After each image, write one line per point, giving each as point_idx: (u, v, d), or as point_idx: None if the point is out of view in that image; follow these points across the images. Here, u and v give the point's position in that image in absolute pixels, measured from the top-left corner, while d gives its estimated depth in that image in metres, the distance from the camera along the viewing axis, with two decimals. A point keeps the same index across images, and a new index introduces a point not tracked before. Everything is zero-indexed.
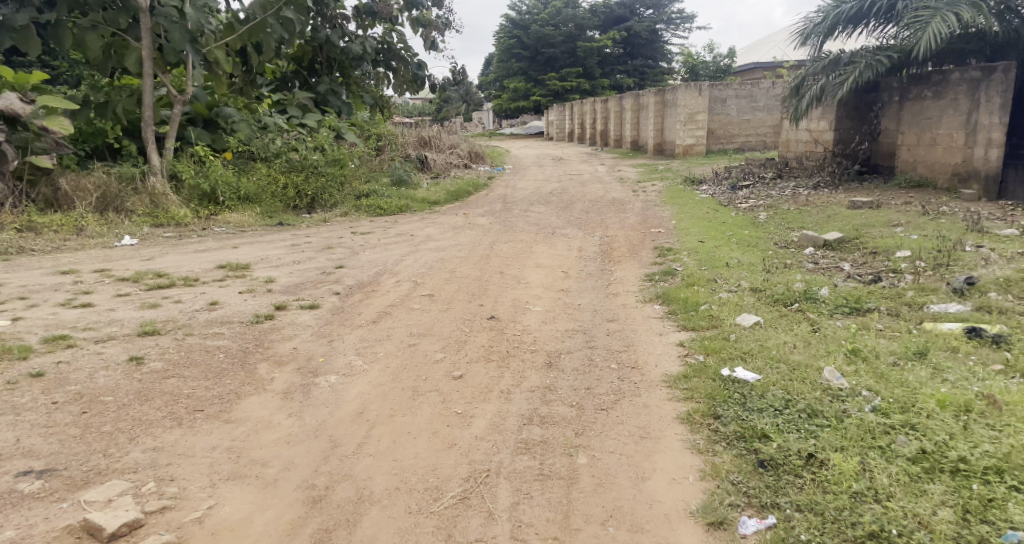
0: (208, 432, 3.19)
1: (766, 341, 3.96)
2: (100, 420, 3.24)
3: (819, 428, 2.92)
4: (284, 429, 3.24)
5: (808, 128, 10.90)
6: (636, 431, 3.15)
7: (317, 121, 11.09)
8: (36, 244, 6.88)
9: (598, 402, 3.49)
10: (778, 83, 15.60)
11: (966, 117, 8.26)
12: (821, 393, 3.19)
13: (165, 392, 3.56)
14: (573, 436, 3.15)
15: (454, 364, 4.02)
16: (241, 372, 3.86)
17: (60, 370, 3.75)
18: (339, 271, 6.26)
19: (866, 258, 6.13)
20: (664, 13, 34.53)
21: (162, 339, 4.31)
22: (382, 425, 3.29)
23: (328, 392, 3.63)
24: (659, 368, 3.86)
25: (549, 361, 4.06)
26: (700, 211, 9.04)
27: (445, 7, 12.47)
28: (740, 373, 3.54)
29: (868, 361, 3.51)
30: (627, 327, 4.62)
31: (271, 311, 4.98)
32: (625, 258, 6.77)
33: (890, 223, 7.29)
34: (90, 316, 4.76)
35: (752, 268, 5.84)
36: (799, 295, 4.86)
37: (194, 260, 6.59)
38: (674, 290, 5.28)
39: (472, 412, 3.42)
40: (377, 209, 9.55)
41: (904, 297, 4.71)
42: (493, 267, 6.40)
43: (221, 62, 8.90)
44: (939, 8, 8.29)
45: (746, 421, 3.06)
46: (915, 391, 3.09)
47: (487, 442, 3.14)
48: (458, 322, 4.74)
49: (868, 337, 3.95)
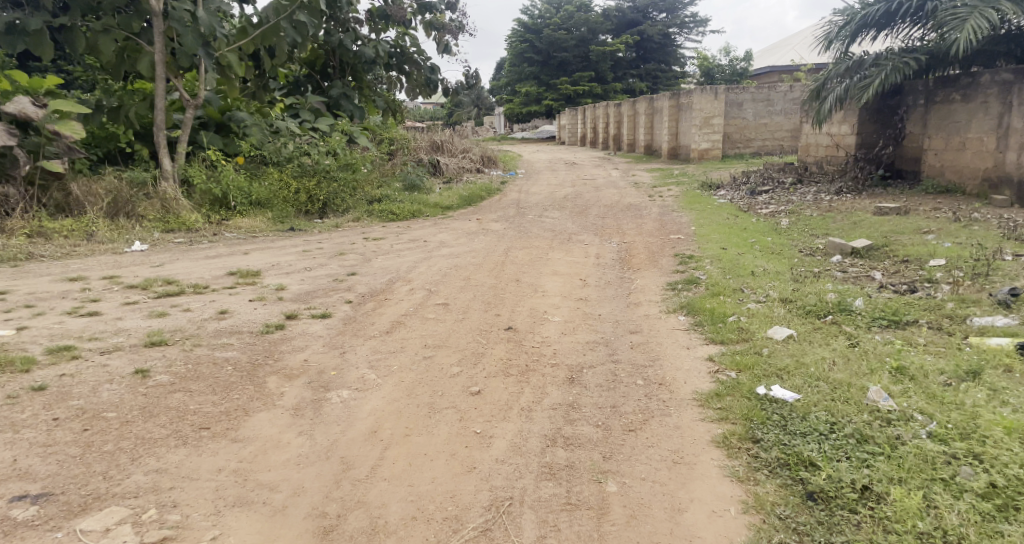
0: (214, 452, 3.01)
1: (802, 356, 3.75)
2: (102, 438, 3.07)
3: (872, 456, 2.72)
4: (293, 449, 3.06)
5: (829, 132, 10.70)
6: (670, 455, 2.95)
7: (331, 125, 10.95)
8: (46, 249, 6.77)
9: (625, 422, 3.29)
10: (796, 86, 15.34)
11: (997, 121, 8.01)
12: (869, 416, 2.98)
13: (171, 407, 3.39)
14: (601, 460, 2.96)
15: (471, 378, 3.82)
16: (250, 386, 3.69)
17: (63, 384, 3.60)
18: (351, 278, 6.10)
19: (897, 267, 5.90)
20: (677, 17, 34.38)
21: (169, 350, 4.16)
22: (397, 446, 3.11)
23: (340, 409, 3.45)
24: (689, 385, 3.66)
25: (571, 376, 3.85)
26: (720, 217, 8.80)
27: (459, 11, 12.36)
28: (778, 392, 3.35)
29: (916, 381, 3.32)
30: (652, 340, 4.42)
31: (282, 321, 4.81)
32: (645, 266, 6.57)
33: (920, 230, 7.02)
34: (97, 325, 4.61)
35: (779, 277, 5.61)
36: (832, 307, 4.67)
37: (204, 266, 6.46)
38: (700, 299, 5.08)
39: (492, 431, 3.23)
40: (390, 214, 9.39)
41: (945, 310, 4.50)
42: (510, 275, 6.21)
43: (234, 66, 8.80)
44: (975, 6, 8.05)
45: (789, 447, 2.86)
46: (975, 415, 2.87)
47: (509, 466, 2.94)
48: (475, 334, 4.55)
49: (913, 353, 3.74)
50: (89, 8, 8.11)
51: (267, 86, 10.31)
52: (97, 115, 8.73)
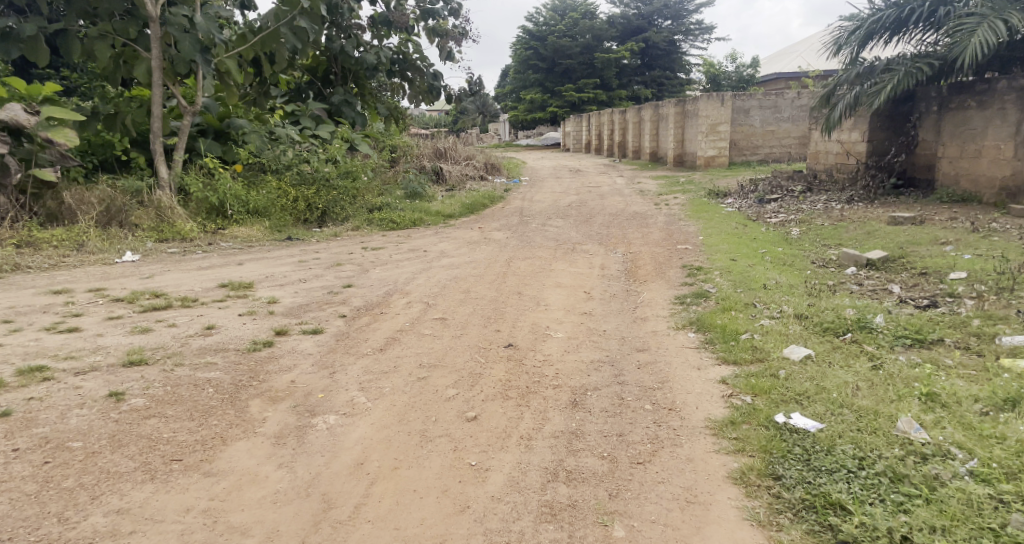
0: (184, 488, 2.78)
1: (823, 381, 3.49)
2: (63, 472, 2.84)
3: (909, 500, 2.47)
4: (271, 484, 2.82)
5: (839, 140, 10.40)
6: (681, 493, 2.70)
7: (331, 133, 10.67)
8: (34, 260, 6.55)
9: (633, 452, 3.03)
10: (803, 93, 15.06)
11: (1016, 128, 7.76)
12: (901, 451, 2.74)
13: (142, 436, 3.14)
14: (606, 498, 2.70)
15: (467, 402, 3.56)
16: (230, 411, 3.44)
17: (30, 409, 3.36)
18: (346, 291, 5.86)
19: (915, 280, 5.64)
20: (682, 24, 34.10)
21: (149, 370, 3.90)
22: (385, 480, 2.86)
23: (325, 437, 3.20)
24: (701, 410, 3.39)
25: (574, 400, 3.59)
26: (728, 226, 8.55)
27: (462, 16, 12.14)
28: (798, 420, 3.09)
29: (950, 410, 3.06)
30: (660, 359, 4.15)
31: (270, 337, 4.56)
32: (651, 278, 6.32)
33: (937, 241, 6.76)
34: (75, 342, 4.37)
35: (792, 291, 5.35)
36: (851, 324, 4.40)
37: (195, 278, 6.23)
38: (710, 315, 4.81)
39: (489, 464, 2.98)
40: (390, 222, 9.15)
41: (970, 327, 4.25)
42: (511, 287, 5.96)
43: (233, 72, 8.58)
44: (987, 15, 7.85)
45: (815, 486, 2.61)
46: (1020, 452, 2.62)
47: (506, 505, 2.70)
48: (473, 351, 4.30)
49: (944, 377, 3.47)
50: (86, 13, 7.94)
51: (269, 92, 10.09)
52: (92, 122, 8.51)
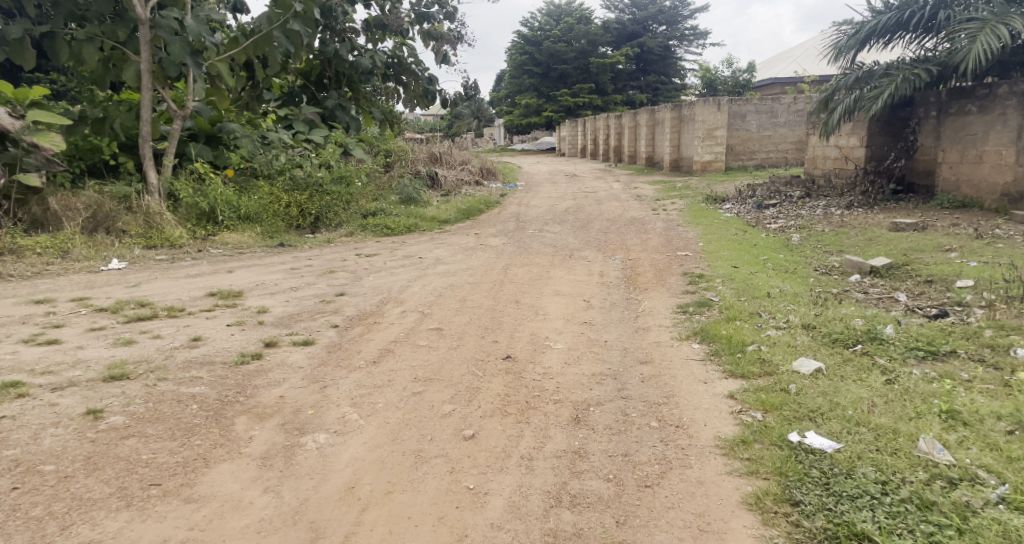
0: (160, 517, 2.61)
1: (837, 396, 3.33)
2: (31, 500, 2.66)
3: (940, 530, 2.34)
4: (255, 512, 2.64)
5: (838, 144, 10.30)
6: (694, 521, 2.55)
7: (324, 137, 10.46)
8: (16, 268, 6.34)
9: (640, 475, 2.86)
10: (800, 97, 14.97)
11: (1017, 133, 7.64)
12: (926, 476, 2.60)
13: (119, 458, 2.95)
14: (613, 527, 2.55)
15: (465, 419, 3.39)
16: (214, 429, 3.25)
17: (2, 429, 3.17)
18: (338, 299, 5.68)
19: (921, 288, 5.50)
20: (676, 29, 34.04)
21: (130, 386, 3.71)
22: (377, 506, 2.69)
23: (315, 459, 3.02)
24: (710, 428, 3.22)
25: (576, 416, 3.43)
26: (728, 232, 8.41)
27: (458, 20, 11.97)
28: (814, 439, 2.94)
29: (972, 429, 2.91)
30: (665, 373, 3.98)
31: (259, 349, 4.38)
32: (651, 285, 6.16)
33: (941, 247, 6.61)
34: (54, 355, 4.17)
35: (797, 299, 5.19)
36: (861, 335, 4.25)
37: (183, 286, 6.03)
38: (714, 324, 4.65)
39: (488, 487, 2.81)
40: (384, 229, 8.97)
41: (983, 338, 4.10)
42: (508, 295, 5.79)
43: (224, 75, 8.32)
44: (988, 20, 7.73)
45: (836, 513, 2.47)
46: None
47: (506, 534, 2.54)
48: (470, 364, 4.13)
49: (962, 393, 3.32)
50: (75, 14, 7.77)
51: (261, 96, 9.89)
52: (80, 127, 8.32)
